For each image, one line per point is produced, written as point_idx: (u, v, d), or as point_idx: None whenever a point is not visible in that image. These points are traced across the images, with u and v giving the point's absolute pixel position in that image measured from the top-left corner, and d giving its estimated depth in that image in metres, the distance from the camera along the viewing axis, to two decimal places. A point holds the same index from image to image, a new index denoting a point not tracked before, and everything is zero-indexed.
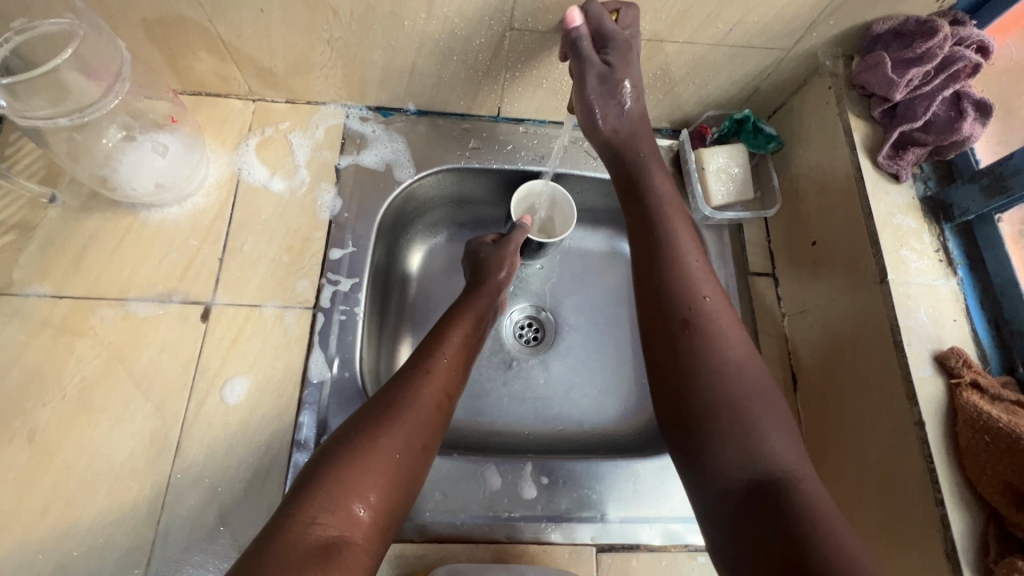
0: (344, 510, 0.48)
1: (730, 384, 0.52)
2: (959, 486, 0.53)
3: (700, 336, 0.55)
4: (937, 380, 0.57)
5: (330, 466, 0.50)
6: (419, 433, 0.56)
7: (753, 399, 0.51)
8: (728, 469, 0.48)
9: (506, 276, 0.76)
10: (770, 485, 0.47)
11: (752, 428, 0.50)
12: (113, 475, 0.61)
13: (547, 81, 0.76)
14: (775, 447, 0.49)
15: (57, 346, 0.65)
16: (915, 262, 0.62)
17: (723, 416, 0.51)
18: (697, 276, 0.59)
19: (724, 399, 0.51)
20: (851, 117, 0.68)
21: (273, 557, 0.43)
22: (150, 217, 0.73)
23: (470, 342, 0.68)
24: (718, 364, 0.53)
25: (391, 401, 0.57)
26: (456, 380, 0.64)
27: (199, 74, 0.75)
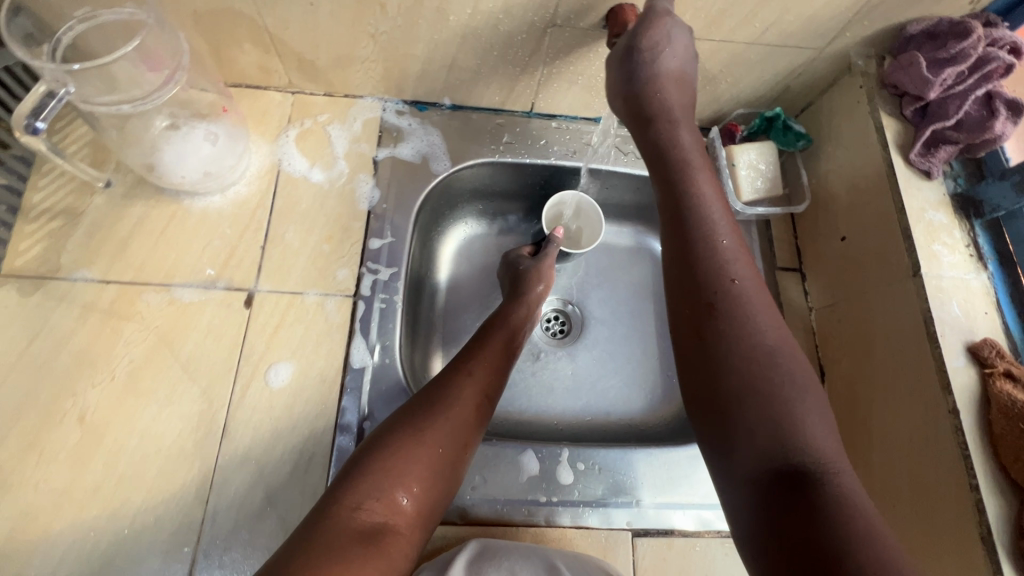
0: (390, 499, 0.51)
1: (761, 367, 0.50)
2: (994, 472, 0.55)
3: (729, 319, 0.53)
4: (970, 370, 0.58)
5: (376, 457, 0.54)
6: (457, 430, 0.58)
7: (787, 382, 0.49)
8: (754, 457, 0.46)
9: (540, 292, 0.77)
10: (799, 475, 0.43)
11: (786, 409, 0.47)
12: (162, 455, 0.62)
13: (584, 77, 0.78)
14: (810, 431, 0.46)
15: (105, 329, 0.67)
16: (947, 256, 0.64)
17: (752, 403, 0.48)
18: (731, 260, 0.57)
19: (756, 380, 0.49)
20: (882, 115, 0.70)
21: (321, 536, 0.46)
22: (193, 205, 0.74)
23: (506, 345, 0.70)
24: (749, 350, 0.51)
25: (434, 399, 0.60)
26: (495, 381, 0.65)
27: (242, 66, 0.77)
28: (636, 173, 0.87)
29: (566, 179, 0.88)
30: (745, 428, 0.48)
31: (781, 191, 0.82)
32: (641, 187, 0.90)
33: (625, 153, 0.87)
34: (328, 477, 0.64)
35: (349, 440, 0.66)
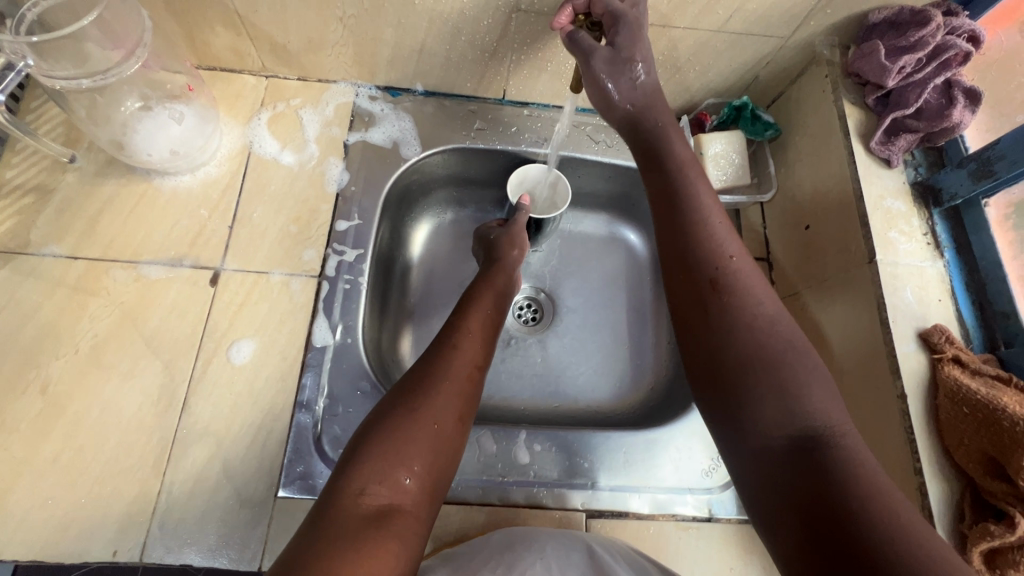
0: (392, 480, 0.49)
1: (763, 342, 0.49)
2: (939, 457, 0.55)
3: (729, 294, 0.51)
4: (920, 355, 0.58)
5: (372, 440, 0.51)
6: (454, 401, 0.57)
7: (788, 355, 0.48)
8: (766, 427, 0.45)
9: (519, 253, 0.78)
10: (810, 442, 0.44)
11: (787, 383, 0.47)
12: (122, 428, 0.63)
13: (552, 65, 0.78)
14: (813, 401, 0.46)
15: (72, 304, 0.68)
16: (904, 244, 0.64)
17: (757, 374, 0.48)
18: (721, 232, 0.55)
19: (755, 359, 0.48)
20: (845, 104, 0.70)
21: (328, 526, 0.44)
22: (163, 184, 0.75)
23: (491, 316, 0.69)
24: (749, 325, 0.50)
25: (422, 375, 0.58)
26: (483, 350, 0.64)
27: (215, 49, 0.78)
28: (607, 161, 0.87)
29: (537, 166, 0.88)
30: (755, 404, 0.47)
31: (749, 181, 0.82)
32: (613, 176, 0.90)
33: (596, 142, 0.87)
34: (285, 452, 0.65)
35: (308, 417, 0.66)
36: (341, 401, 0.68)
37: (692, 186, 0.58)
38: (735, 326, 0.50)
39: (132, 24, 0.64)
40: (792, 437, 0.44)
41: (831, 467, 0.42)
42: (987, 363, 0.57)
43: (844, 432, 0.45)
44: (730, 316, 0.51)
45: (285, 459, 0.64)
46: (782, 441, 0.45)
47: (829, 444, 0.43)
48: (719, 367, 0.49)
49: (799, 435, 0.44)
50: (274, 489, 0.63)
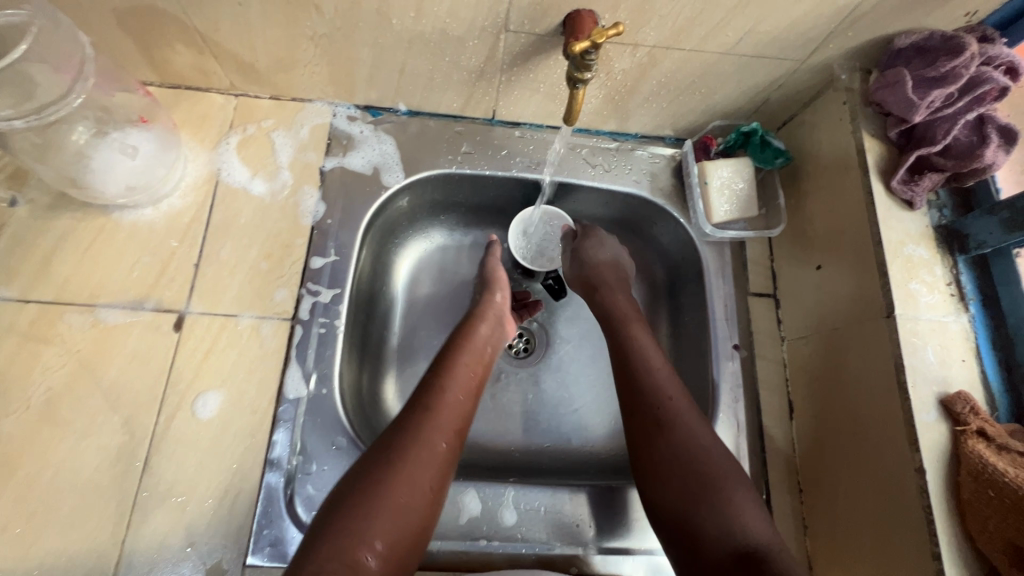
0: (353, 560, 0.45)
1: (697, 468, 0.54)
2: (958, 540, 0.51)
3: (672, 432, 0.57)
4: (941, 425, 0.54)
5: (339, 515, 0.48)
6: (429, 470, 0.53)
7: (727, 481, 0.53)
8: (714, 546, 0.49)
9: (501, 303, 0.74)
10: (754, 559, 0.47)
11: (727, 509, 0.51)
12: (78, 491, 0.59)
13: (545, 86, 0.71)
14: (751, 523, 0.50)
15: (22, 353, 0.63)
16: (925, 296, 0.58)
17: (701, 494, 0.52)
18: (656, 370, 0.62)
19: (688, 486, 0.53)
20: (864, 136, 0.64)
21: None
22: (122, 219, 0.70)
23: (473, 372, 0.64)
24: (690, 455, 0.55)
25: (393, 440, 0.54)
26: (466, 408, 0.60)
27: (177, 68, 0.71)
28: (606, 187, 0.80)
29: (530, 193, 0.82)
30: (705, 525, 0.51)
31: (756, 212, 0.77)
32: (612, 202, 0.82)
33: (593, 166, 0.80)
34: (254, 516, 0.60)
35: (278, 477, 0.62)
36: (315, 459, 0.64)
37: (639, 342, 0.65)
38: (676, 459, 0.55)
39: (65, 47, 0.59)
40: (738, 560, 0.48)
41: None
42: (1015, 436, 0.52)
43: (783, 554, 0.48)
44: (676, 445, 0.56)
45: (254, 525, 0.60)
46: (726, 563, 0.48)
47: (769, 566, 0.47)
48: (669, 499, 0.54)
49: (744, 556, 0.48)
50: (241, 557, 0.59)
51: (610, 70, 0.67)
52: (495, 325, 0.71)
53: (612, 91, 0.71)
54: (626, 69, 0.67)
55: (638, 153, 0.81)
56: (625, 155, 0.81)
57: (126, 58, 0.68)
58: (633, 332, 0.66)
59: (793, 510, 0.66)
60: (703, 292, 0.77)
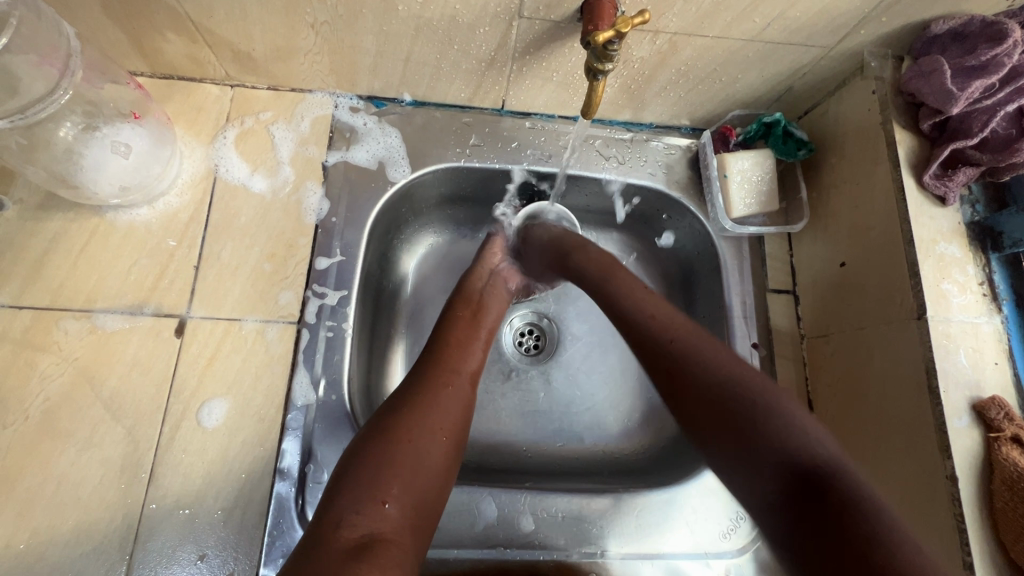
0: (371, 506, 0.44)
1: (723, 385, 0.47)
2: (989, 549, 0.50)
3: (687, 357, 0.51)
4: (973, 431, 0.52)
5: (358, 465, 0.47)
6: (442, 418, 0.53)
7: (764, 398, 0.46)
8: (767, 471, 0.42)
9: (501, 263, 0.74)
10: (818, 476, 0.40)
11: (775, 426, 0.44)
12: (82, 504, 0.57)
13: (559, 75, 0.68)
14: (812, 436, 0.43)
15: (18, 362, 0.60)
16: (957, 297, 0.56)
17: (739, 414, 0.45)
18: (654, 307, 0.57)
19: (721, 408, 0.46)
20: (894, 128, 0.62)
21: (309, 560, 0.40)
22: (117, 219, 0.66)
23: (473, 322, 0.66)
24: (718, 379, 0.48)
25: (402, 397, 0.54)
26: (472, 357, 0.62)
27: (169, 57, 0.67)
28: (620, 180, 0.77)
29: (541, 186, 0.79)
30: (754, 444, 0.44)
31: (776, 207, 0.75)
32: (626, 196, 0.79)
33: (607, 158, 0.77)
34: (265, 526, 0.59)
35: (287, 486, 0.60)
36: (326, 467, 0.61)
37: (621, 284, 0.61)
38: (701, 382, 0.49)
39: (48, 38, 0.55)
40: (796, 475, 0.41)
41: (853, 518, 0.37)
42: None
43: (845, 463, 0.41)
44: (704, 367, 0.50)
45: (265, 536, 0.59)
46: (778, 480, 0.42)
47: (832, 476, 0.40)
48: (707, 429, 0.47)
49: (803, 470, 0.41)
50: (254, 568, 0.58)
51: (628, 58, 0.63)
52: (494, 274, 0.73)
53: (629, 79, 0.68)
54: (644, 56, 0.63)
55: (654, 144, 0.78)
56: (640, 146, 0.78)
57: (115, 47, 0.64)
58: (616, 277, 0.62)
59: None
60: (720, 289, 0.75)
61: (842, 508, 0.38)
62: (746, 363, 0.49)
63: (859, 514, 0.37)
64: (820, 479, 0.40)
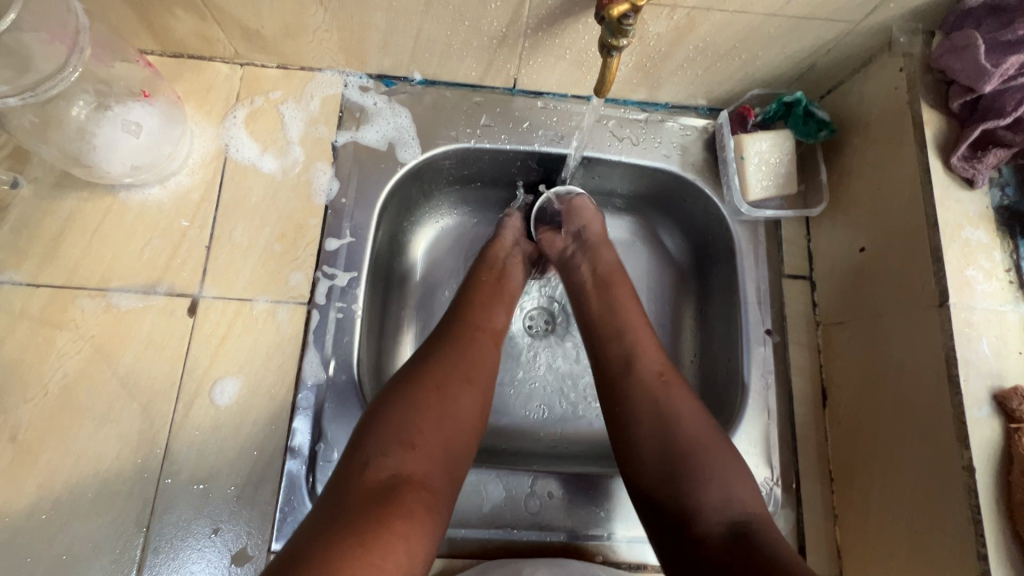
0: (397, 450, 0.46)
1: (681, 440, 0.53)
2: (1006, 540, 0.49)
3: (644, 392, 0.56)
4: (993, 422, 0.51)
5: (388, 410, 0.49)
6: (469, 367, 0.54)
7: (705, 461, 0.52)
8: (708, 510, 0.50)
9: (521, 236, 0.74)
10: (743, 530, 0.48)
11: (715, 475, 0.52)
12: (101, 477, 0.59)
13: (573, 52, 0.66)
14: (745, 500, 0.51)
15: (36, 339, 0.61)
16: (982, 284, 0.55)
17: (686, 461, 0.52)
18: (639, 350, 0.60)
19: (672, 468, 0.52)
20: (923, 107, 0.59)
21: (338, 504, 0.42)
22: (130, 198, 0.67)
23: (497, 286, 0.66)
24: (672, 427, 0.54)
25: (430, 350, 0.56)
26: (497, 315, 0.63)
27: (178, 35, 0.66)
28: (633, 162, 0.75)
29: (553, 169, 0.77)
30: (698, 513, 0.50)
31: (795, 190, 0.73)
32: (640, 177, 0.77)
33: (620, 140, 0.75)
34: (277, 502, 0.60)
35: (298, 464, 0.61)
36: (336, 446, 0.62)
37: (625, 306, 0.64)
38: (660, 432, 0.54)
39: (58, 15, 0.54)
40: (733, 531, 0.48)
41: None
42: None
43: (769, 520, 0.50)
44: (663, 436, 0.54)
45: (277, 512, 0.60)
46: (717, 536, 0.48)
47: (759, 539, 0.47)
48: (654, 460, 0.53)
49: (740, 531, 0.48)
50: (267, 543, 0.59)
51: (644, 35, 0.61)
52: (516, 244, 0.73)
53: (645, 56, 0.65)
54: (661, 33, 0.61)
55: (669, 125, 0.76)
56: (655, 127, 0.76)
57: (126, 24, 0.64)
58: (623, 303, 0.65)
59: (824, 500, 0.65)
60: (733, 274, 0.73)
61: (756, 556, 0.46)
62: (713, 426, 0.56)
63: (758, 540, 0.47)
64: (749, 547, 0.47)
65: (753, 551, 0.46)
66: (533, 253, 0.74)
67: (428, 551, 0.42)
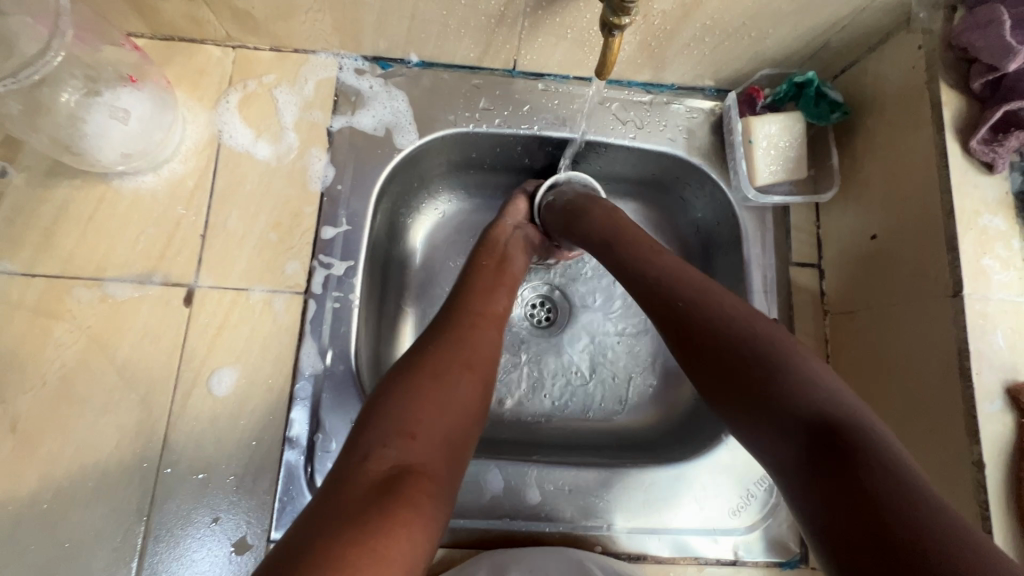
0: (397, 439, 0.45)
1: (741, 348, 0.45)
2: (1015, 537, 0.48)
3: (694, 304, 0.49)
4: (1005, 417, 0.49)
5: (386, 401, 0.48)
6: (469, 354, 0.54)
7: (773, 359, 0.43)
8: (788, 414, 0.40)
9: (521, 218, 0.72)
10: (835, 431, 0.38)
11: (789, 374, 0.42)
12: (100, 466, 0.59)
13: (574, 31, 0.63)
14: (829, 392, 0.40)
15: (34, 329, 0.61)
16: (998, 273, 0.52)
17: (757, 363, 0.43)
18: (689, 271, 0.53)
19: (740, 361, 0.44)
20: (941, 88, 0.56)
21: (339, 495, 0.41)
22: (123, 186, 0.66)
23: (498, 269, 0.65)
24: (724, 327, 0.46)
25: (428, 339, 0.55)
26: (497, 301, 0.62)
27: (168, 17, 0.64)
28: (637, 145, 0.72)
29: (555, 153, 0.75)
30: (780, 401, 0.41)
31: (805, 175, 0.70)
32: (643, 161, 0.75)
33: (624, 123, 0.72)
34: (276, 492, 0.60)
35: (297, 455, 0.61)
36: (335, 437, 0.62)
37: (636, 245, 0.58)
38: (715, 336, 0.46)
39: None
40: (815, 428, 0.38)
41: (908, 506, 0.32)
42: None
43: (873, 423, 0.38)
44: (730, 335, 0.46)
45: (276, 502, 0.60)
46: (803, 465, 0.38)
47: (858, 439, 0.36)
48: (717, 377, 0.45)
49: (825, 425, 0.38)
50: (268, 533, 0.59)
51: (649, 12, 0.58)
52: (517, 227, 0.71)
53: (649, 35, 0.63)
54: (666, 10, 0.58)
55: (674, 107, 0.73)
56: (660, 109, 0.73)
57: (113, 6, 0.62)
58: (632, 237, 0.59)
59: None
60: (739, 262, 0.71)
61: (853, 469, 0.35)
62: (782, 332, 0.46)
63: (864, 467, 0.35)
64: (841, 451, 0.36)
65: (846, 461, 0.35)
66: (535, 236, 0.72)
67: (434, 541, 0.41)
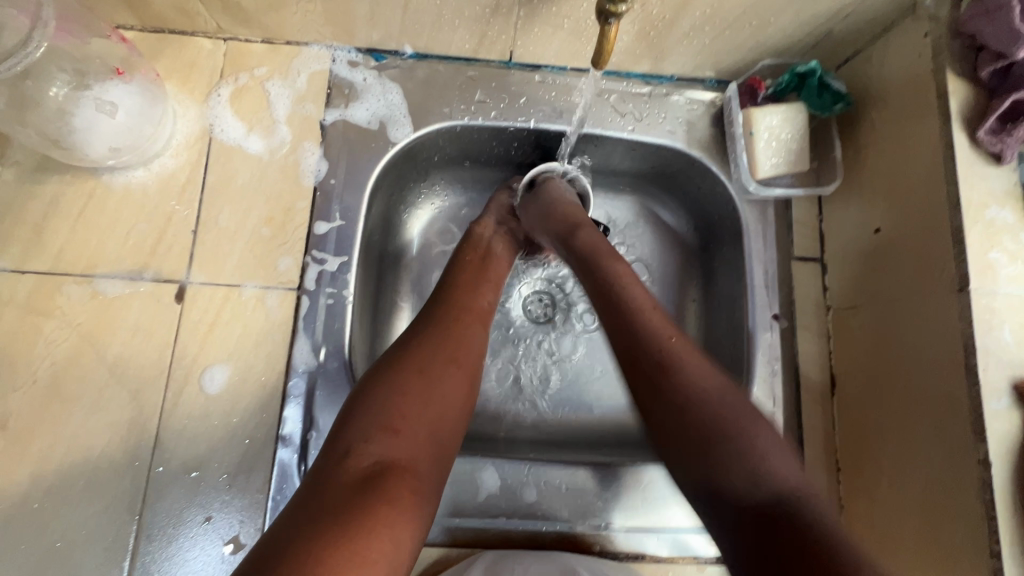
0: (379, 434, 0.45)
1: (698, 403, 0.46)
2: (1022, 538, 0.47)
3: (654, 347, 0.49)
4: (1012, 415, 0.48)
5: (370, 396, 0.47)
6: (453, 347, 0.53)
7: (727, 417, 0.45)
8: (738, 487, 0.42)
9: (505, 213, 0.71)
10: (781, 507, 0.40)
11: (745, 440, 0.44)
12: (92, 464, 0.58)
13: (571, 21, 0.62)
14: (780, 465, 0.43)
15: (25, 326, 0.60)
16: (1006, 267, 0.51)
17: (709, 415, 0.45)
18: (647, 317, 0.52)
19: (690, 413, 0.46)
20: (948, 77, 0.54)
21: (319, 493, 0.41)
22: (113, 181, 0.65)
23: (484, 265, 0.64)
24: (684, 374, 0.47)
25: (415, 332, 0.54)
26: (484, 294, 0.61)
27: (157, 9, 0.63)
28: (635, 138, 0.71)
29: (552, 147, 0.74)
30: (726, 466, 0.43)
31: (807, 167, 0.69)
32: (643, 154, 0.73)
33: (622, 115, 0.71)
34: (269, 491, 0.59)
35: (290, 453, 0.60)
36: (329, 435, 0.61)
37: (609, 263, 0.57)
38: (670, 383, 0.47)
39: None
40: (762, 509, 0.41)
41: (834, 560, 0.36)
42: None
43: (817, 501, 0.41)
44: (681, 378, 0.47)
45: (268, 500, 0.59)
46: (741, 522, 0.41)
47: (804, 518, 0.39)
48: (670, 419, 0.46)
49: (773, 505, 0.40)
50: (260, 532, 0.58)
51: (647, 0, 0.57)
52: (502, 223, 0.70)
53: (647, 24, 0.61)
54: None
55: (674, 99, 0.72)
56: (659, 101, 0.71)
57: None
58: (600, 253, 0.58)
59: (830, 491, 0.64)
60: (740, 256, 0.70)
61: (798, 542, 0.38)
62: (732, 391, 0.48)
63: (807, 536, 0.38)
64: (786, 529, 0.39)
65: (789, 529, 0.38)
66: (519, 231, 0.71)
67: (415, 539, 0.41)
